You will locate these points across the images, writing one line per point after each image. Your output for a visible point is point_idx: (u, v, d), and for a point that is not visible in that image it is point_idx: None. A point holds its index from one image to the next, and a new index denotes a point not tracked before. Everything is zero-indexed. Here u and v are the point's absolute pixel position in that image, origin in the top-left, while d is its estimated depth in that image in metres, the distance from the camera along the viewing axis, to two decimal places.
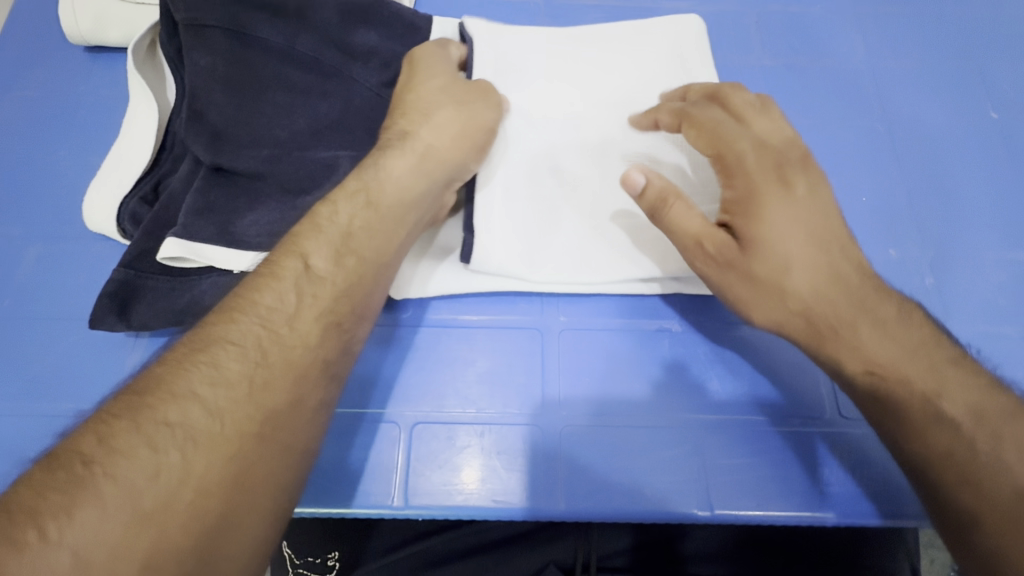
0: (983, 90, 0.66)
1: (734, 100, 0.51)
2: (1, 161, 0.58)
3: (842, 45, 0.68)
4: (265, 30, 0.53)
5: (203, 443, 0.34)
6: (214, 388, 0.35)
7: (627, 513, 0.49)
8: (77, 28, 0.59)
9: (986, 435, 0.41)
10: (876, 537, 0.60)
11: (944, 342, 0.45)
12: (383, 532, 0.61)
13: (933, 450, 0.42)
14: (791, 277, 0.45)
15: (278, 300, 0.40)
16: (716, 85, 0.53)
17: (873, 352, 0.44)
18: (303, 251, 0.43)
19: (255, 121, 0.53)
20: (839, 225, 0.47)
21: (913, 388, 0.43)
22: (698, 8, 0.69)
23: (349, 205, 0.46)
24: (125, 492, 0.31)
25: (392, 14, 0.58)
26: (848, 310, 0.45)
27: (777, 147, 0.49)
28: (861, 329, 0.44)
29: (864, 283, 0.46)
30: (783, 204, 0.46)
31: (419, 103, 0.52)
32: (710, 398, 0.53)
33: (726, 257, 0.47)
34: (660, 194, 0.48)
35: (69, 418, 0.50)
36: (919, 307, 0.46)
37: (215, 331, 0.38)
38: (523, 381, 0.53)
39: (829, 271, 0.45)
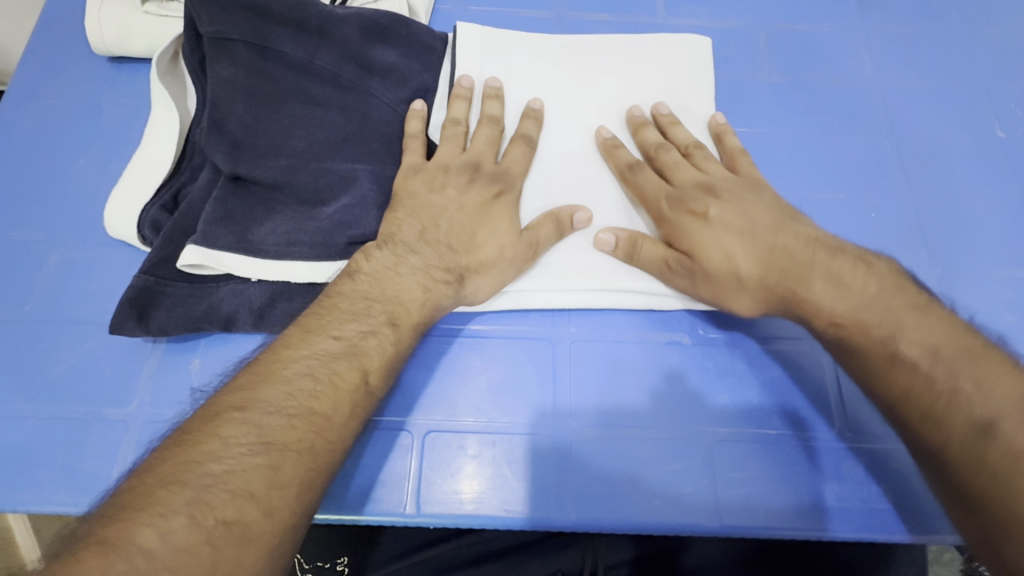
0: (990, 109, 0.67)
1: (663, 157, 0.56)
2: (26, 166, 0.59)
3: (850, 63, 0.69)
4: (287, 44, 0.55)
5: (256, 545, 0.35)
6: (269, 489, 0.37)
7: (638, 525, 0.49)
8: (102, 39, 0.60)
9: (944, 370, 0.44)
10: (884, 553, 0.60)
11: (906, 288, 0.49)
12: (392, 538, 0.61)
13: (896, 388, 0.45)
14: (738, 264, 0.50)
15: (334, 403, 0.42)
16: (651, 142, 0.58)
17: (831, 305, 0.48)
18: (360, 357, 0.44)
19: (274, 132, 0.54)
20: (769, 212, 0.52)
21: (872, 332, 0.47)
22: (709, 24, 0.70)
23: (402, 316, 0.48)
24: (165, 546, 0.33)
25: (411, 33, 0.60)
26: (797, 268, 0.49)
27: (710, 181, 0.54)
28: (816, 285, 0.49)
29: (815, 251, 0.50)
30: (724, 228, 0.51)
31: (443, 182, 0.54)
32: (719, 410, 0.54)
33: (686, 268, 0.51)
34: (630, 242, 0.53)
35: (89, 421, 0.50)
36: (878, 259, 0.50)
37: (269, 423, 0.39)
38: (534, 391, 0.54)
39: (768, 251, 0.50)
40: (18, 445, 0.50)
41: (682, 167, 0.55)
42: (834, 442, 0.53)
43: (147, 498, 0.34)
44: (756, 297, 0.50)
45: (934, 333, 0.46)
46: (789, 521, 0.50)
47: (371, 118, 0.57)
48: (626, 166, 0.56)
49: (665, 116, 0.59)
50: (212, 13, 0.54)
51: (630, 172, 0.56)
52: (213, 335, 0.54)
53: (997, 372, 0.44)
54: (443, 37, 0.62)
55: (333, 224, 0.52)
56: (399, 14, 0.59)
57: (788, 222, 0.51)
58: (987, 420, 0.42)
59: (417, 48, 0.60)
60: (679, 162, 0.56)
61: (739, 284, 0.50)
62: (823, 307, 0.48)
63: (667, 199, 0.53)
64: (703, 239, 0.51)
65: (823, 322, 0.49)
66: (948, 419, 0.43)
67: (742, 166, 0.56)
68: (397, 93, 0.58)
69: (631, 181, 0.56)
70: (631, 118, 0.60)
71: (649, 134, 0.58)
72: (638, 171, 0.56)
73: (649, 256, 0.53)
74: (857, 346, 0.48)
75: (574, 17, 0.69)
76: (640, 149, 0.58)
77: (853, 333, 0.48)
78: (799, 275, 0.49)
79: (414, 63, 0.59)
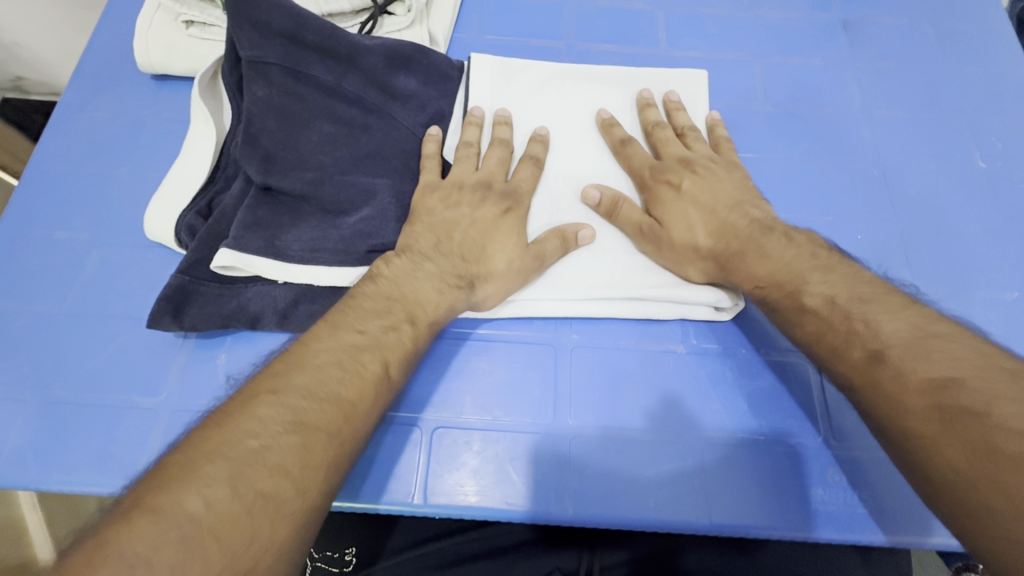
0: (971, 141, 0.71)
1: (658, 135, 0.64)
2: (73, 173, 0.64)
3: (840, 95, 0.73)
4: (318, 69, 0.60)
5: (289, 517, 0.38)
6: (301, 465, 0.40)
7: (631, 520, 0.52)
8: (148, 59, 0.66)
9: (839, 315, 0.50)
10: (869, 559, 0.62)
11: (819, 254, 0.55)
12: (397, 532, 0.64)
13: (806, 333, 0.52)
14: (693, 236, 0.57)
15: (359, 392, 0.46)
16: (651, 120, 0.65)
17: (752, 271, 0.55)
18: (385, 352, 0.49)
19: (304, 148, 0.59)
20: (728, 192, 0.59)
21: (782, 288, 0.54)
22: (708, 57, 0.75)
23: (419, 315, 0.52)
24: (208, 513, 0.36)
25: (431, 62, 0.65)
26: (735, 242, 0.56)
27: (694, 158, 0.62)
28: (748, 256, 0.55)
29: (754, 228, 0.57)
30: (692, 201, 0.58)
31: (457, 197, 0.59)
32: (710, 415, 0.57)
33: (653, 235, 0.58)
34: (613, 200, 0.60)
35: (124, 409, 0.54)
36: (800, 233, 0.57)
37: (303, 407, 0.43)
38: (537, 392, 0.57)
39: (718, 223, 0.57)
40: (57, 430, 0.54)
41: (673, 143, 0.63)
42: (820, 449, 0.56)
43: (190, 470, 0.37)
44: (703, 266, 0.57)
45: (836, 286, 0.51)
46: (775, 521, 0.53)
47: (391, 138, 0.61)
48: (619, 141, 0.63)
49: (673, 101, 0.67)
50: (251, 38, 0.58)
51: (623, 147, 0.63)
52: (240, 332, 0.58)
53: (888, 311, 0.48)
54: (460, 66, 0.67)
55: (355, 232, 0.57)
56: (422, 45, 0.64)
57: (743, 204, 0.59)
58: (875, 350, 0.46)
59: (436, 75, 0.65)
60: (671, 138, 0.63)
61: (694, 252, 0.57)
62: (749, 273, 0.55)
63: (650, 169, 0.61)
64: (672, 208, 0.58)
65: (748, 285, 0.56)
66: (846, 353, 0.48)
67: (727, 150, 0.64)
68: (418, 116, 0.63)
69: (620, 153, 0.63)
70: (638, 99, 0.67)
71: (652, 114, 0.65)
72: (630, 145, 0.63)
73: (626, 219, 0.59)
74: (774, 303, 0.54)
75: (582, 48, 0.74)
76: (642, 126, 0.66)
77: (770, 292, 0.54)
78: (740, 245, 0.56)
79: (433, 89, 0.64)
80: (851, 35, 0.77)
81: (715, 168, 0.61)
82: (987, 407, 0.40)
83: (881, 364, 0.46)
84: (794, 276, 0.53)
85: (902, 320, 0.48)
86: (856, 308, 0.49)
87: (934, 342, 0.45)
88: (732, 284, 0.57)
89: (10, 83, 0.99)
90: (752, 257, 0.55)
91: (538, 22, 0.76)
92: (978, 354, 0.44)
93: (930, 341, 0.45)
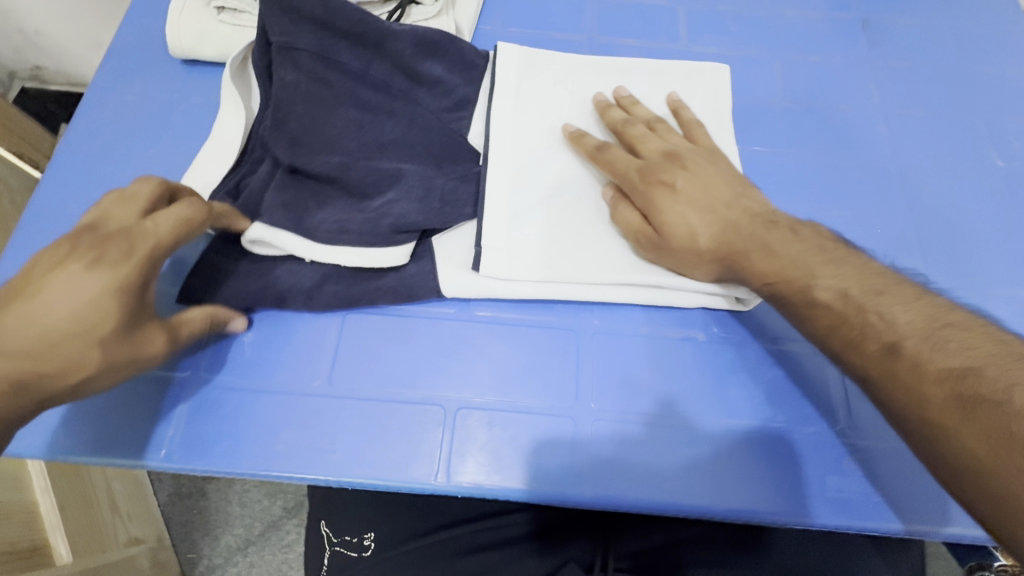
0: (990, 140, 0.71)
1: (628, 133, 0.62)
2: (103, 154, 0.65)
3: (859, 92, 0.74)
4: (346, 55, 0.61)
5: None
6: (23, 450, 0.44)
7: (649, 504, 0.53)
8: (178, 44, 0.67)
9: (854, 309, 0.49)
10: (886, 551, 0.62)
11: (826, 247, 0.53)
12: (414, 518, 0.64)
13: (816, 330, 0.51)
14: (697, 238, 0.55)
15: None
16: (612, 119, 0.64)
17: (761, 270, 0.53)
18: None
19: (329, 132, 0.60)
20: (723, 188, 0.57)
21: (793, 285, 0.52)
22: (727, 52, 0.76)
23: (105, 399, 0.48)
24: None
25: (457, 50, 0.66)
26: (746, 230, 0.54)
27: (679, 151, 0.59)
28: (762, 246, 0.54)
29: (756, 225, 0.55)
30: (689, 201, 0.56)
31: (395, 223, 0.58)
32: (728, 404, 0.57)
33: (654, 243, 0.57)
34: (611, 207, 0.58)
35: (151, 383, 0.55)
36: (806, 226, 0.55)
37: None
38: (558, 376, 0.58)
39: (723, 223, 0.55)
40: (85, 402, 0.54)
41: (649, 138, 0.61)
42: (837, 437, 0.56)
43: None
44: (710, 268, 0.56)
45: (848, 278, 0.51)
46: (791, 508, 0.53)
47: (416, 124, 0.62)
48: (595, 148, 0.61)
49: (626, 99, 0.66)
50: (282, 24, 0.59)
51: (600, 152, 0.61)
52: (268, 313, 0.58)
53: (904, 302, 0.48)
54: (484, 55, 0.68)
55: (379, 214, 0.57)
56: (448, 34, 0.65)
57: (739, 197, 0.57)
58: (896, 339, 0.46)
59: (461, 64, 0.66)
60: (646, 133, 0.61)
61: (697, 256, 0.55)
62: (756, 272, 0.54)
63: (639, 171, 0.58)
64: (672, 212, 0.55)
65: (761, 279, 0.54)
66: (861, 345, 0.47)
67: (699, 134, 0.63)
68: (442, 104, 0.64)
69: (600, 159, 0.60)
70: (596, 103, 0.66)
71: (613, 115, 0.64)
72: (607, 149, 0.60)
73: (624, 224, 0.58)
74: (785, 298, 0.53)
75: (603, 41, 0.75)
76: (609, 127, 0.64)
77: (780, 288, 0.53)
78: (745, 244, 0.54)
79: (458, 77, 0.66)
80: (870, 34, 0.78)
81: (699, 159, 0.59)
82: (1008, 395, 0.40)
83: (906, 352, 0.45)
84: (807, 268, 0.52)
85: (916, 311, 0.47)
86: (873, 296, 0.49)
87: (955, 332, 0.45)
88: (742, 282, 0.55)
89: (29, 72, 1.00)
90: (755, 254, 0.54)
91: (561, 15, 0.77)
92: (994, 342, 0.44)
93: (945, 331, 0.45)
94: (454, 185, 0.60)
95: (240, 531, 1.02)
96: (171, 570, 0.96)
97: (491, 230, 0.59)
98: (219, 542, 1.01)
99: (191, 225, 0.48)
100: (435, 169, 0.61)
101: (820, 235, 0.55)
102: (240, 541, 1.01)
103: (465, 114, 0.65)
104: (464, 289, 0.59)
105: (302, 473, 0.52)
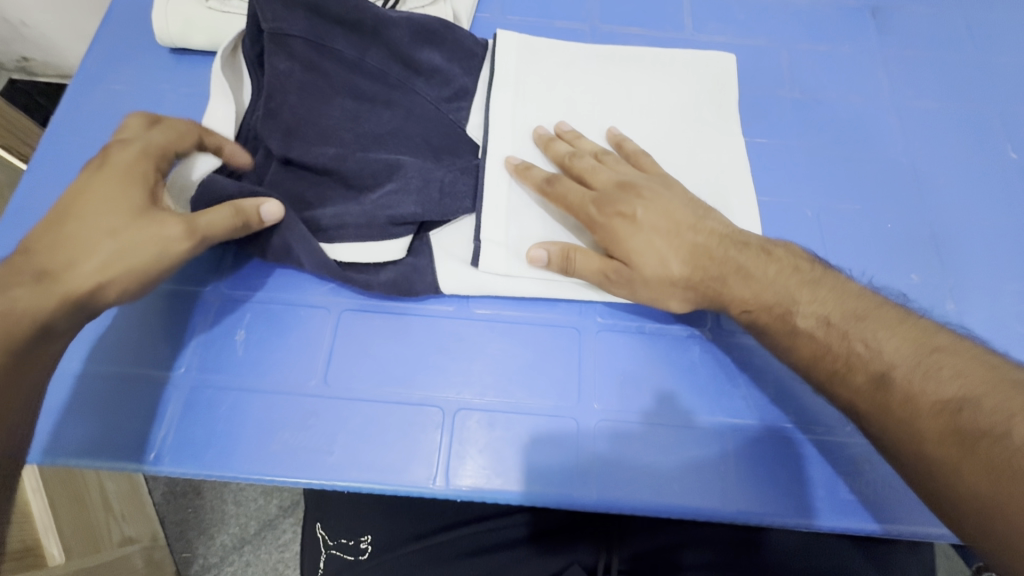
0: (1003, 133, 0.69)
1: (576, 167, 0.58)
2: (88, 146, 0.63)
3: (869, 83, 0.72)
4: (341, 43, 0.59)
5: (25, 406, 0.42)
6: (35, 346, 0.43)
7: (656, 507, 0.51)
8: (167, 32, 0.65)
9: (837, 336, 0.48)
10: (897, 553, 0.61)
11: (802, 267, 0.52)
12: (412, 520, 0.63)
13: (801, 354, 0.50)
14: (668, 265, 0.53)
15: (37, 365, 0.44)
16: (559, 153, 0.60)
17: (740, 295, 0.52)
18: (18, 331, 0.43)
19: (325, 122, 0.57)
20: (683, 212, 0.54)
21: (772, 311, 0.51)
22: (734, 42, 0.74)
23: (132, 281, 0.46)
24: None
25: (456, 38, 0.63)
26: (719, 249, 0.53)
27: (629, 183, 0.55)
28: (751, 257, 0.52)
29: (726, 247, 0.53)
30: (653, 230, 0.53)
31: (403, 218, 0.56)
32: (737, 404, 0.56)
33: (623, 276, 0.54)
34: (563, 254, 0.55)
35: (139, 382, 0.53)
36: (777, 246, 0.53)
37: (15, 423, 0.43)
38: (561, 375, 0.56)
39: (690, 249, 0.53)
40: (72, 403, 0.52)
41: (599, 170, 0.57)
42: (848, 437, 0.55)
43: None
44: (684, 296, 0.54)
45: (827, 301, 0.49)
46: (801, 510, 0.52)
47: (414, 114, 0.60)
48: (544, 181, 0.57)
49: (568, 131, 0.62)
50: (273, 10, 0.56)
51: (550, 186, 0.57)
52: (261, 310, 0.56)
53: (890, 326, 0.47)
54: (484, 44, 0.66)
55: (377, 208, 0.55)
56: (446, 21, 0.63)
57: (703, 219, 0.54)
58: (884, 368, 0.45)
59: (460, 52, 0.64)
60: (595, 165, 0.57)
61: (670, 283, 0.53)
62: (736, 296, 0.52)
63: (595, 204, 0.55)
64: (635, 243, 0.53)
65: (742, 302, 0.52)
66: (848, 378, 0.47)
67: (647, 161, 0.59)
68: (440, 93, 0.62)
69: (552, 192, 0.56)
70: (536, 137, 0.61)
71: (559, 148, 0.60)
72: (557, 182, 0.57)
73: (585, 268, 0.54)
74: (765, 326, 0.52)
75: (607, 30, 0.73)
76: (555, 162, 0.60)
77: (760, 315, 0.52)
78: (718, 268, 0.52)
79: (457, 67, 0.63)
80: (880, 22, 0.76)
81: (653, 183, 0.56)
82: (1007, 426, 0.39)
83: (899, 381, 0.44)
84: (785, 293, 0.51)
85: (902, 337, 0.46)
86: (857, 322, 0.48)
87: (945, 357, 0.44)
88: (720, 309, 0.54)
89: (17, 63, 0.97)
90: (734, 278, 0.52)
91: (563, 3, 0.74)
92: (984, 366, 0.43)
93: (935, 358, 0.44)
94: (453, 178, 0.58)
95: (235, 530, 1.00)
96: (166, 570, 0.95)
97: (491, 226, 0.58)
98: (214, 541, 1.00)
99: (181, 133, 0.50)
100: (434, 160, 0.59)
101: (798, 256, 0.53)
102: (235, 540, 1.00)
103: (463, 104, 0.63)
104: (463, 286, 0.57)
105: (298, 475, 0.51)
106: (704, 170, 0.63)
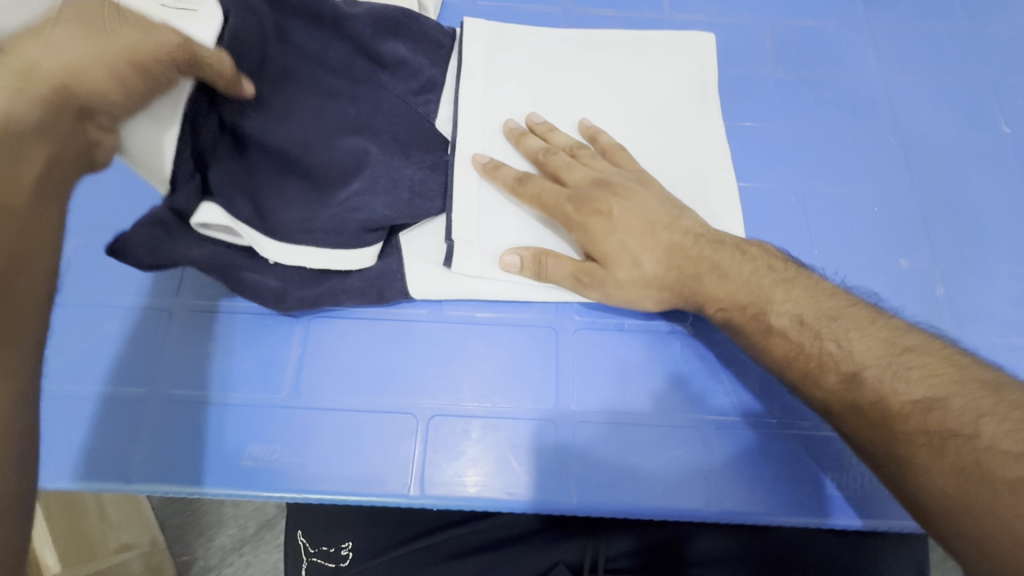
0: (996, 107, 0.67)
1: (549, 164, 0.56)
2: None
3: (856, 59, 0.69)
4: (303, 30, 0.54)
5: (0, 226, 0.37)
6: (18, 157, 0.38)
7: (636, 509, 0.50)
8: None
9: (810, 336, 0.46)
10: (886, 545, 0.59)
11: (776, 265, 0.50)
12: (394, 524, 0.62)
13: (775, 356, 0.48)
14: (641, 265, 0.51)
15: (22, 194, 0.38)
16: (532, 148, 0.58)
17: (716, 294, 0.50)
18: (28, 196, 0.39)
19: (288, 110, 0.52)
20: (660, 207, 0.52)
21: (745, 311, 0.49)
22: (714, 20, 0.71)
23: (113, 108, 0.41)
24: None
25: (421, 29, 0.61)
26: (695, 248, 0.51)
27: (605, 180, 0.53)
28: (727, 254, 0.51)
29: (702, 246, 0.51)
30: (626, 229, 0.51)
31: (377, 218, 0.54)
32: (720, 402, 0.54)
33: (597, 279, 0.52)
34: (534, 259, 0.53)
35: (103, 401, 0.52)
36: (752, 244, 0.52)
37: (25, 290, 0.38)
38: (538, 377, 0.54)
39: (666, 248, 0.51)
40: None
41: (573, 167, 0.55)
42: (835, 432, 0.53)
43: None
44: (658, 298, 0.52)
45: (798, 300, 0.48)
46: (786, 507, 0.51)
47: (382, 108, 0.57)
48: (515, 180, 0.55)
49: (540, 125, 0.59)
50: None
51: (522, 184, 0.55)
52: (227, 320, 0.55)
53: (859, 327, 0.46)
54: (451, 33, 0.63)
55: (348, 210, 0.53)
56: (408, 11, 0.60)
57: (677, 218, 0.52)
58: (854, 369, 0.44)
59: (427, 44, 0.61)
60: (569, 162, 0.55)
61: (644, 284, 0.51)
62: (712, 294, 0.50)
63: (570, 203, 0.52)
64: (609, 244, 0.51)
65: (722, 300, 0.50)
66: (821, 377, 0.45)
67: (621, 158, 0.57)
68: (406, 86, 0.59)
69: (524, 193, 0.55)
70: (508, 131, 0.59)
71: (531, 143, 0.58)
72: (529, 180, 0.55)
73: (557, 273, 0.53)
74: (739, 326, 0.50)
75: (581, 13, 0.70)
76: (528, 158, 0.58)
77: (734, 315, 0.50)
78: (694, 267, 0.50)
79: (422, 59, 0.61)
80: None
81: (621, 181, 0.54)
82: (974, 427, 0.39)
83: (867, 381, 0.43)
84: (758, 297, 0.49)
85: (872, 337, 0.45)
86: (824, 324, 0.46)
87: (914, 357, 0.44)
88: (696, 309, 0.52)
89: None
90: (709, 276, 0.50)
91: None
92: (954, 366, 0.43)
93: (905, 358, 0.43)
94: (420, 176, 0.56)
95: (233, 531, 0.97)
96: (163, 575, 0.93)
97: (463, 225, 0.56)
98: (213, 543, 0.96)
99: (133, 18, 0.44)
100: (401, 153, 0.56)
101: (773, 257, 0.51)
102: (233, 541, 0.95)
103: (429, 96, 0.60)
104: (435, 291, 0.55)
105: (269, 488, 0.49)
106: (683, 158, 0.60)
